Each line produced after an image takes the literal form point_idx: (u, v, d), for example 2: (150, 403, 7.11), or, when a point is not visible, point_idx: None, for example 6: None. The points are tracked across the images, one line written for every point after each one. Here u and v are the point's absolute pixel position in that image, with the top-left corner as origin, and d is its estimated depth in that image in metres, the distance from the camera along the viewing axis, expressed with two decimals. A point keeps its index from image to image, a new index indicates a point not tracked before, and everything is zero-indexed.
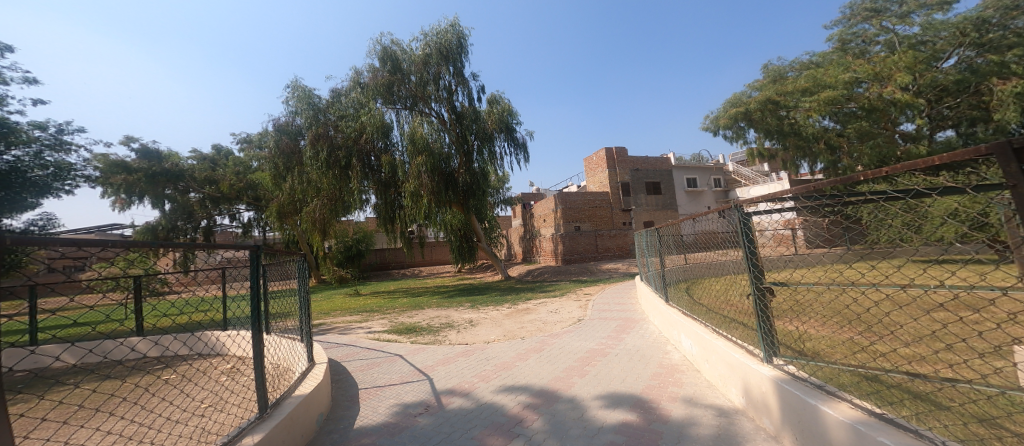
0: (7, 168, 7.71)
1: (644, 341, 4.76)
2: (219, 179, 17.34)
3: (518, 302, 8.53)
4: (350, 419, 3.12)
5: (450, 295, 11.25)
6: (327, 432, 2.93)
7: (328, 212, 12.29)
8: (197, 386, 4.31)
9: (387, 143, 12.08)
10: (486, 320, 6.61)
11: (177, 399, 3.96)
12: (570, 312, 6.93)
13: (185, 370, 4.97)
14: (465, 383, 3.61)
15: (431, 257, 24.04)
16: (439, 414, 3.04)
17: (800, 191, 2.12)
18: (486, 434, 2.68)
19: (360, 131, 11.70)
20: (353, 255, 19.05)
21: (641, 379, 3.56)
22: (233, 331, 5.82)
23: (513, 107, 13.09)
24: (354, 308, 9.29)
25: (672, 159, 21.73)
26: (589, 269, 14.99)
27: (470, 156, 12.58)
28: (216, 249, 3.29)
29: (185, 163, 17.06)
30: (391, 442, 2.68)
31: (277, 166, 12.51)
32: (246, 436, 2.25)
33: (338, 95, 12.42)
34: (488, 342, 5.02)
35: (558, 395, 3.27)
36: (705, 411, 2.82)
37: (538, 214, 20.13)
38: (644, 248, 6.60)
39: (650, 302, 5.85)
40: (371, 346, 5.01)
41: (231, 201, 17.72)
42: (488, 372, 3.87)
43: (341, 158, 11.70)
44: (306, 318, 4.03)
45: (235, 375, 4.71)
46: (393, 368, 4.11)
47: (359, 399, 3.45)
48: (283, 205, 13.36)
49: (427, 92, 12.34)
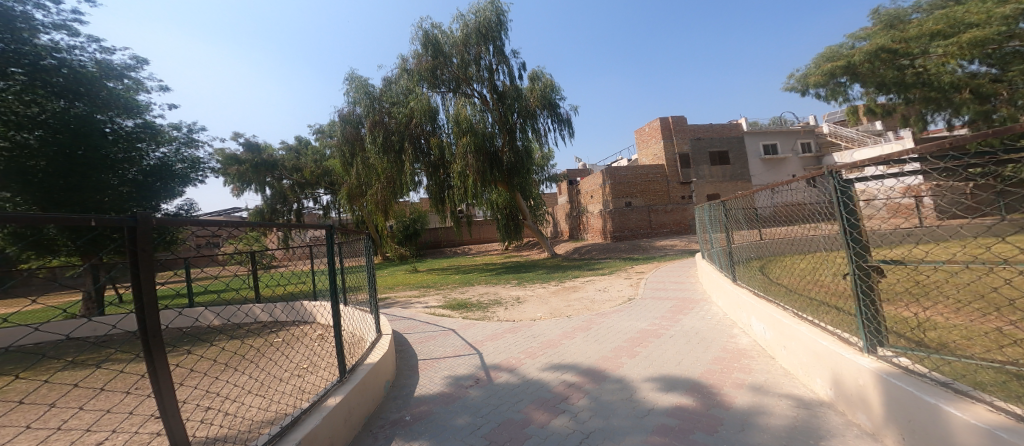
0: (160, 163, 8.85)
1: (704, 322, 4.49)
2: (304, 167, 19.27)
3: (565, 280, 8.48)
4: (411, 387, 3.41)
5: (499, 272, 11.49)
6: (393, 397, 3.25)
7: (388, 194, 13.17)
8: (295, 349, 5.01)
9: (435, 127, 12.37)
10: (533, 297, 6.71)
11: (281, 359, 4.68)
12: (621, 290, 6.76)
13: (281, 336, 5.73)
14: (512, 359, 3.73)
15: (479, 236, 24.76)
16: (488, 387, 3.19)
17: (929, 147, 1.72)
18: (532, 409, 2.77)
19: (410, 116, 12.16)
20: (411, 234, 20.24)
21: (699, 362, 3.38)
22: (320, 301, 6.61)
23: (556, 82, 12.82)
24: (413, 283, 9.97)
25: (744, 123, 19.41)
26: (641, 246, 14.30)
27: (514, 134, 12.47)
28: (300, 230, 3.67)
29: (278, 154, 19.19)
30: (446, 411, 2.89)
31: (344, 153, 13.50)
32: (328, 397, 2.60)
33: (389, 83, 12.96)
34: (535, 320, 5.08)
35: (610, 376, 3.22)
36: (779, 401, 2.60)
37: (586, 190, 19.31)
38: (706, 222, 6.17)
39: (712, 281, 5.51)
40: (428, 320, 5.36)
41: (314, 187, 19.73)
42: (535, 349, 3.94)
43: (394, 142, 12.25)
44: (374, 293, 4.39)
45: (324, 341, 5.38)
46: (447, 342, 4.38)
47: (419, 369, 3.74)
48: (353, 189, 14.47)
49: (468, 73, 12.36)
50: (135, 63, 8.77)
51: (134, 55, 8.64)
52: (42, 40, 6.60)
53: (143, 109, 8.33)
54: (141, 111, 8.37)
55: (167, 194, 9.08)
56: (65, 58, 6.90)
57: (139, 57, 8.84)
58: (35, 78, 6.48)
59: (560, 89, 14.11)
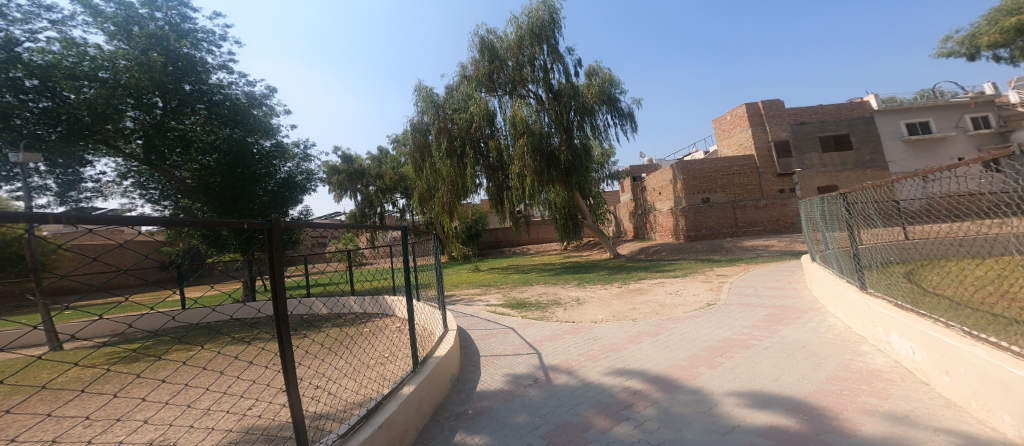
0: (286, 175, 10.44)
1: (813, 335, 3.89)
2: (384, 174, 20.94)
3: (630, 282, 8.11)
4: (474, 382, 3.54)
5: (557, 272, 11.31)
6: (457, 391, 3.40)
7: (453, 197, 13.62)
8: (378, 340, 5.57)
9: (493, 129, 12.71)
10: (593, 298, 6.53)
11: (367, 348, 5.26)
12: (696, 295, 6.27)
13: (366, 328, 6.34)
14: (571, 361, 3.67)
15: (537, 236, 24.74)
16: (547, 388, 3.18)
17: None
18: (593, 413, 2.70)
19: (470, 120, 12.51)
20: (473, 234, 20.95)
21: (807, 380, 2.93)
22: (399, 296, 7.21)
23: (614, 76, 12.67)
24: (476, 282, 10.29)
25: (874, 100, 16.84)
26: (721, 247, 13.08)
27: (571, 132, 12.43)
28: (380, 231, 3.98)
29: (364, 163, 20.99)
30: (506, 408, 2.95)
31: (416, 161, 14.09)
32: (403, 386, 2.81)
33: (450, 91, 13.39)
34: (596, 322, 4.93)
35: (679, 386, 3.01)
36: (934, 437, 2.05)
37: (653, 187, 18.02)
38: (820, 222, 5.38)
39: (828, 289, 4.69)
40: (489, 318, 5.51)
41: (391, 192, 21.33)
42: (596, 352, 3.84)
43: (457, 146, 12.66)
44: (441, 290, 4.60)
45: (403, 334, 5.88)
46: (507, 340, 4.45)
47: (481, 365, 3.86)
48: (422, 192, 15.36)
49: (524, 75, 12.45)
50: (269, 92, 10.36)
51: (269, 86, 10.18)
52: (213, 81, 8.53)
53: (274, 132, 9.89)
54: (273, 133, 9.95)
55: (291, 201, 10.67)
56: (230, 95, 8.83)
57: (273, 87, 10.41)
58: (211, 114, 8.44)
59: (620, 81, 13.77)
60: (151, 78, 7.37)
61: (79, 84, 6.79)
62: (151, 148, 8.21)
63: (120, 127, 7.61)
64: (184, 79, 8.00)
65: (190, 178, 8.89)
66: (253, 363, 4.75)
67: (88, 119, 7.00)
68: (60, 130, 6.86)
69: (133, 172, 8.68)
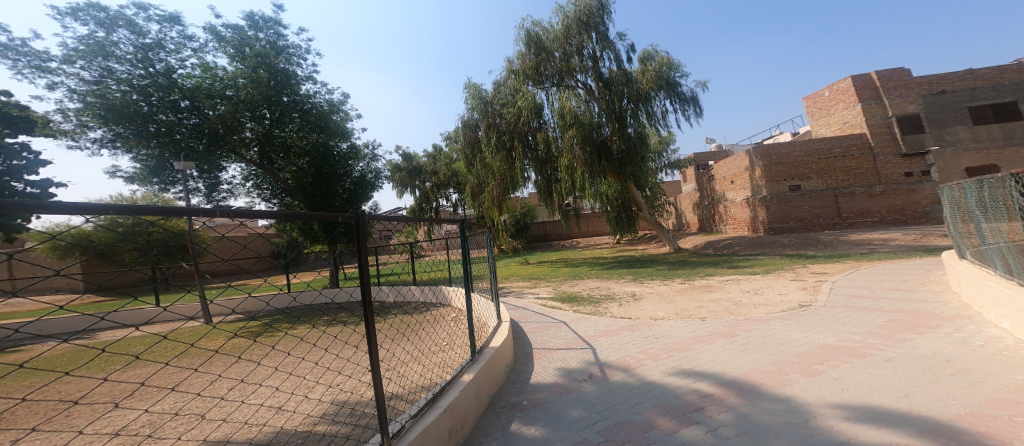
0: (359, 175, 11.86)
1: (958, 347, 3.24)
2: (439, 171, 21.70)
3: (694, 278, 7.66)
4: (527, 373, 3.57)
5: (609, 267, 11.03)
6: (512, 381, 3.46)
7: (502, 190, 13.80)
8: (438, 329, 6.05)
9: (541, 122, 12.59)
10: (652, 295, 6.28)
11: (429, 335, 5.83)
12: (784, 296, 5.72)
13: (426, 320, 6.61)
14: (629, 359, 3.56)
15: (587, 229, 24.21)
16: (603, 384, 3.12)
17: None
18: (656, 414, 2.59)
19: (518, 114, 12.43)
20: (521, 228, 21.08)
21: (944, 397, 2.44)
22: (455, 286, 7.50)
23: (672, 59, 12.11)
24: (525, 275, 10.35)
25: None
26: (818, 240, 11.87)
27: (624, 121, 12.03)
28: (437, 225, 4.16)
29: (421, 161, 21.91)
30: (561, 401, 2.94)
31: (466, 155, 14.41)
32: (464, 374, 2.91)
33: (498, 86, 13.47)
34: (656, 320, 4.74)
35: (755, 389, 2.80)
36: None
37: (724, 175, 16.83)
38: (977, 214, 4.43)
39: (987, 294, 3.86)
40: (540, 311, 5.52)
41: (445, 188, 22.03)
42: (657, 351, 3.70)
43: (506, 141, 12.73)
44: (495, 282, 4.67)
45: (459, 324, 6.25)
46: (559, 334, 4.43)
47: (534, 357, 3.88)
48: (473, 187, 15.66)
49: (572, 65, 12.24)
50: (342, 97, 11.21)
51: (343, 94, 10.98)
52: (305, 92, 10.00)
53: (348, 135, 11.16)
54: (348, 135, 11.25)
55: (363, 198, 12.00)
56: (319, 105, 10.30)
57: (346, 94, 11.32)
58: (305, 121, 9.94)
59: (679, 64, 13.10)
60: (259, 93, 9.09)
61: (214, 102, 8.90)
62: (263, 154, 10.15)
63: (243, 137, 9.58)
64: (286, 94, 9.63)
65: (292, 179, 10.66)
66: (327, 344, 5.34)
67: (222, 131, 9.19)
68: (205, 140, 9.20)
69: (252, 175, 10.76)
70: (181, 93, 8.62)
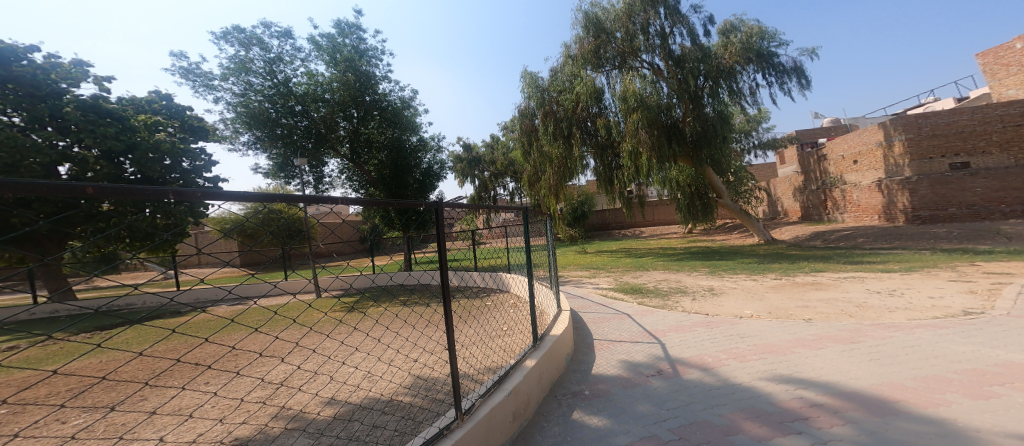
0: (427, 166, 12.93)
1: None
2: (496, 160, 22.00)
3: (791, 275, 6.94)
4: (588, 363, 3.53)
5: (679, 258, 10.49)
6: (573, 370, 3.44)
7: (559, 178, 13.55)
8: (499, 314, 6.24)
9: (600, 107, 12.27)
10: (733, 290, 5.85)
11: (491, 319, 6.06)
12: (937, 301, 4.82)
13: (487, 305, 6.84)
14: (707, 358, 3.34)
15: (654, 217, 23.24)
16: (674, 381, 2.97)
17: None
18: (740, 417, 2.40)
19: (576, 100, 12.24)
20: (579, 216, 20.65)
21: None
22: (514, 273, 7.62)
23: (761, 28, 11.05)
24: (584, 264, 10.20)
25: None
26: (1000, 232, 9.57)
27: (699, 101, 11.24)
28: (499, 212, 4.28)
29: (480, 150, 22.37)
30: (626, 394, 2.86)
31: (523, 145, 14.29)
32: (526, 359, 2.95)
33: (555, 73, 13.12)
34: (740, 318, 4.40)
35: (868, 400, 2.46)
36: None
37: (844, 154, 14.69)
38: None
39: None
40: (601, 301, 5.40)
41: (501, 176, 22.32)
42: (741, 352, 3.43)
43: (564, 128, 12.54)
44: (555, 270, 4.65)
45: (519, 310, 6.38)
46: (622, 326, 4.31)
47: (596, 348, 3.82)
48: (530, 176, 15.59)
49: (635, 45, 11.65)
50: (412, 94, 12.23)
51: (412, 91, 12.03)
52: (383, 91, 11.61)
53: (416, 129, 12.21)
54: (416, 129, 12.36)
55: (430, 187, 13.01)
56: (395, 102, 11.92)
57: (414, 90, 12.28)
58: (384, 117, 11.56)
59: (775, 32, 11.86)
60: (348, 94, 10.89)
61: (317, 105, 10.87)
62: (354, 149, 11.82)
63: (338, 134, 11.49)
64: (369, 93, 11.31)
65: (373, 170, 12.26)
66: (403, 345, 5.89)
67: (323, 130, 11.21)
68: (312, 139, 11.25)
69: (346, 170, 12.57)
70: (296, 100, 10.73)
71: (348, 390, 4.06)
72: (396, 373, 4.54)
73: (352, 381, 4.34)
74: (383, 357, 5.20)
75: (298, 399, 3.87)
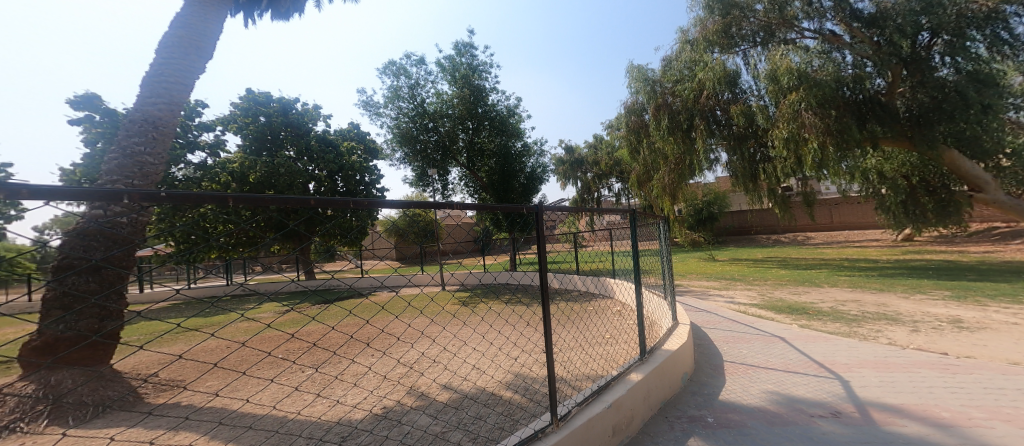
0: (523, 169, 15.95)
1: None
2: (600, 160, 21.56)
3: None
4: (713, 387, 3.08)
5: (876, 275, 8.83)
6: (692, 392, 3.03)
7: (676, 177, 12.65)
8: (600, 322, 5.91)
9: (735, 91, 11.27)
10: (981, 328, 4.44)
11: (591, 326, 5.77)
12: None
13: (589, 310, 6.60)
14: (917, 406, 2.54)
15: (823, 221, 20.43)
16: (853, 427, 2.35)
17: None
18: None
19: (699, 89, 11.35)
20: (707, 219, 19.56)
21: None
22: (619, 279, 7.21)
23: None
24: (713, 273, 9.37)
25: None
26: None
27: (914, 65, 9.36)
28: (605, 213, 4.05)
29: (582, 151, 22.16)
30: (770, 431, 2.37)
31: (631, 142, 13.57)
32: (630, 372, 2.68)
33: (668, 62, 12.45)
34: (1012, 366, 3.25)
35: None
36: None
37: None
38: None
39: None
40: (739, 320, 4.78)
41: (606, 177, 21.82)
42: (981, 405, 2.54)
43: (683, 121, 11.63)
44: (668, 279, 4.20)
45: (624, 319, 5.97)
46: (769, 352, 3.70)
47: (724, 371, 3.33)
48: (640, 175, 14.42)
49: (787, 15, 10.35)
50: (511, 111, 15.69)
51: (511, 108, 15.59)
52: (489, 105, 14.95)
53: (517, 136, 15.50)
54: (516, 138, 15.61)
55: (527, 190, 15.95)
56: (497, 113, 15.24)
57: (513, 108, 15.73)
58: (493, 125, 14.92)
59: None
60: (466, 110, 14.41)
61: (443, 121, 14.81)
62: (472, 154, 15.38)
63: (459, 145, 15.25)
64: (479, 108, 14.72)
65: (484, 174, 15.73)
66: (513, 343, 6.04)
67: (448, 141, 15.04)
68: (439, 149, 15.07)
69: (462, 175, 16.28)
70: (431, 118, 14.77)
71: (466, 379, 4.33)
72: (508, 367, 4.69)
73: (466, 370, 4.67)
74: (491, 351, 5.44)
75: (420, 382, 4.30)
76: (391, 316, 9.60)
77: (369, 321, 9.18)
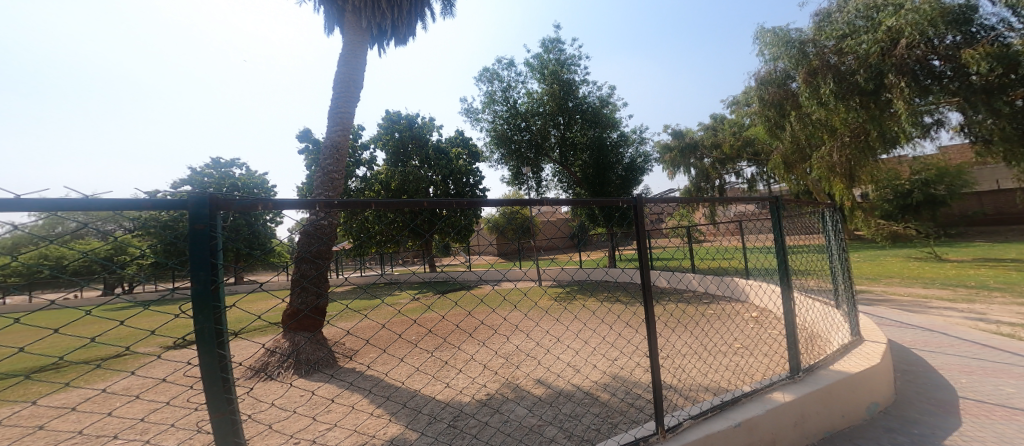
0: (617, 161, 16.10)
1: None
2: (722, 143, 19.22)
3: None
4: (934, 428, 2.35)
5: None
6: (889, 429, 2.38)
7: (857, 152, 10.96)
8: (729, 328, 5.29)
9: (966, 31, 8.83)
10: None
11: (717, 332, 5.17)
12: None
13: (714, 314, 5.96)
14: None
15: None
16: None
17: None
18: None
19: (892, 38, 9.15)
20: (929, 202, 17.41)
21: None
22: (753, 280, 6.49)
23: None
24: (930, 278, 9.13)
25: None
26: None
27: None
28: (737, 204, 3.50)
29: (697, 135, 20.33)
30: None
31: (772, 117, 12.41)
32: (776, 391, 2.32)
33: (827, 14, 10.58)
34: None
35: None
36: None
37: None
38: None
39: None
40: (979, 353, 3.75)
41: (734, 161, 19.56)
42: None
43: (864, 82, 9.69)
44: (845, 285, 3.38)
45: (762, 325, 5.19)
46: None
47: (959, 413, 2.51)
48: (789, 154, 13.22)
49: None
50: (602, 102, 15.91)
51: (602, 99, 15.79)
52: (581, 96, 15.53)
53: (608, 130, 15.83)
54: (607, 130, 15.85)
55: (620, 184, 16.17)
56: (591, 105, 15.67)
57: (604, 99, 15.86)
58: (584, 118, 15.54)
59: None
60: (550, 108, 15.50)
61: (533, 121, 15.74)
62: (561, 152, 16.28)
63: (550, 142, 16.13)
64: (568, 102, 15.55)
65: (577, 169, 16.39)
66: (617, 346, 6.39)
67: (539, 139, 16.03)
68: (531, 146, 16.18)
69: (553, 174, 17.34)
70: (521, 118, 15.71)
71: (555, 376, 5.12)
72: (595, 367, 5.33)
73: (559, 372, 5.28)
74: (590, 353, 5.99)
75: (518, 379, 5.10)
76: (501, 313, 10.77)
77: (485, 317, 10.25)
